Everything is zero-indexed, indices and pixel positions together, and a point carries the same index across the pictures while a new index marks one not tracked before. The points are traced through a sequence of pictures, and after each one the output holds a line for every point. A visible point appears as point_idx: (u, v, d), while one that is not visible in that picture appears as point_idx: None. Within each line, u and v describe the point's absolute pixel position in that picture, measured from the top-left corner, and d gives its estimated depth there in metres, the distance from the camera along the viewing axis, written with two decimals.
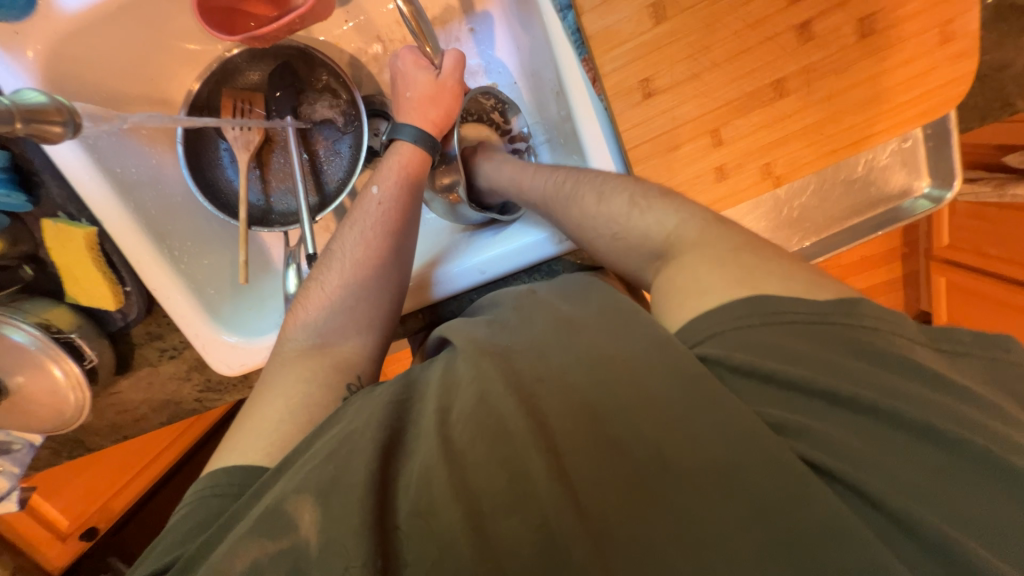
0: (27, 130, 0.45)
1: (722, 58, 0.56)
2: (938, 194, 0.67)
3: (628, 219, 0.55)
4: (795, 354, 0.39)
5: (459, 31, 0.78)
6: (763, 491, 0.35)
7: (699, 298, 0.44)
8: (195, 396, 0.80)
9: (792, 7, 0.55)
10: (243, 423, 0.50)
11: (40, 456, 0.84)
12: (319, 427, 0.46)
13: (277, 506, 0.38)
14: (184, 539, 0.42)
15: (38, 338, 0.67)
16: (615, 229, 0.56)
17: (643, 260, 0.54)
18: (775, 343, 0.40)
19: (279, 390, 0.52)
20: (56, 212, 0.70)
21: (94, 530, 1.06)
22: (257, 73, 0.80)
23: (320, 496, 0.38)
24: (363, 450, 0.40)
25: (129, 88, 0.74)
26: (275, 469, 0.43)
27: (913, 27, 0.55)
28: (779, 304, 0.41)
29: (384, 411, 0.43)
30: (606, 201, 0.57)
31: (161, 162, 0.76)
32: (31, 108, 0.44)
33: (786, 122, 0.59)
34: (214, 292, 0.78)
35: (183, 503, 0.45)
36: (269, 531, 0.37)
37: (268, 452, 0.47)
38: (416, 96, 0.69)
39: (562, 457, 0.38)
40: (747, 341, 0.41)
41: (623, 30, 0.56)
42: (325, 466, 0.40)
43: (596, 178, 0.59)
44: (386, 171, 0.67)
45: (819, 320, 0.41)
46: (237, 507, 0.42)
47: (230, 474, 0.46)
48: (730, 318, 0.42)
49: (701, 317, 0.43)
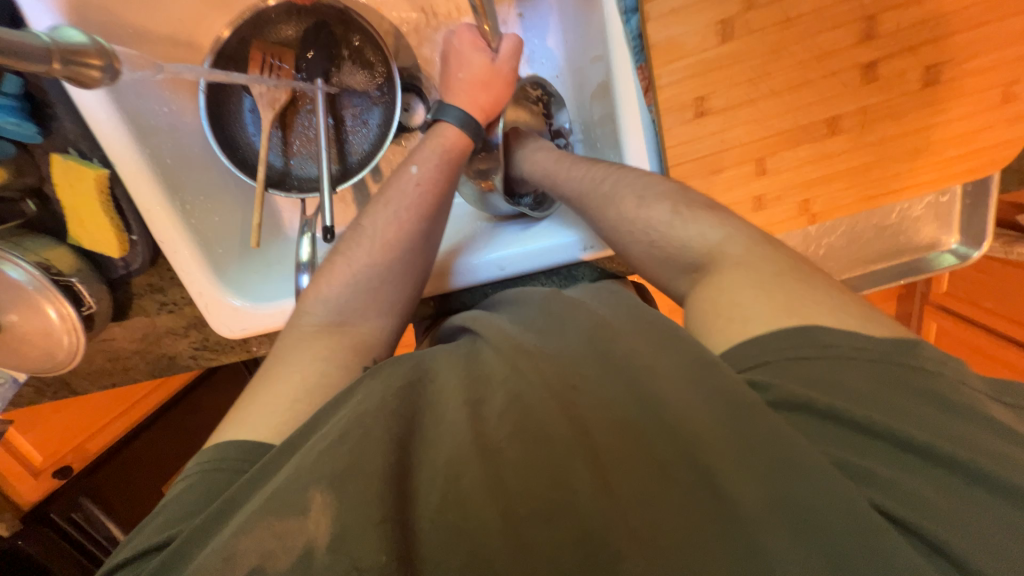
0: (65, 71, 0.43)
1: (782, 87, 0.55)
2: (964, 252, 0.67)
3: (669, 227, 0.54)
4: (848, 392, 0.38)
5: (507, 14, 0.75)
6: (800, 525, 0.33)
7: (744, 324, 0.44)
8: (191, 353, 0.78)
9: (862, 44, 0.53)
10: (256, 396, 0.50)
11: (23, 394, 0.81)
12: (333, 403, 0.45)
13: (288, 489, 0.37)
14: (186, 514, 0.42)
15: (35, 277, 0.64)
16: (652, 236, 0.55)
17: (678, 269, 0.54)
18: (826, 378, 0.39)
19: (296, 365, 0.52)
20: (67, 147, 0.67)
21: (68, 469, 1.00)
22: (292, 27, 0.76)
23: (334, 480, 0.37)
24: (377, 435, 0.39)
25: (155, 25, 0.69)
26: (281, 449, 0.42)
27: (978, 83, 0.54)
28: (830, 338, 0.41)
29: (396, 399, 0.42)
30: (643, 209, 0.56)
31: (180, 109, 0.72)
32: (69, 48, 0.43)
33: (834, 161, 0.58)
34: (222, 251, 0.75)
35: (185, 475, 0.45)
36: (283, 511, 0.36)
37: (278, 430, 0.47)
38: (469, 77, 0.67)
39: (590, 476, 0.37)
40: (791, 372, 0.40)
41: (687, 44, 0.54)
42: (336, 448, 0.39)
43: (636, 182, 0.58)
44: (427, 152, 0.64)
45: (877, 357, 0.40)
46: (244, 488, 0.41)
47: (239, 448, 0.46)
48: (776, 348, 0.42)
49: (748, 343, 0.43)
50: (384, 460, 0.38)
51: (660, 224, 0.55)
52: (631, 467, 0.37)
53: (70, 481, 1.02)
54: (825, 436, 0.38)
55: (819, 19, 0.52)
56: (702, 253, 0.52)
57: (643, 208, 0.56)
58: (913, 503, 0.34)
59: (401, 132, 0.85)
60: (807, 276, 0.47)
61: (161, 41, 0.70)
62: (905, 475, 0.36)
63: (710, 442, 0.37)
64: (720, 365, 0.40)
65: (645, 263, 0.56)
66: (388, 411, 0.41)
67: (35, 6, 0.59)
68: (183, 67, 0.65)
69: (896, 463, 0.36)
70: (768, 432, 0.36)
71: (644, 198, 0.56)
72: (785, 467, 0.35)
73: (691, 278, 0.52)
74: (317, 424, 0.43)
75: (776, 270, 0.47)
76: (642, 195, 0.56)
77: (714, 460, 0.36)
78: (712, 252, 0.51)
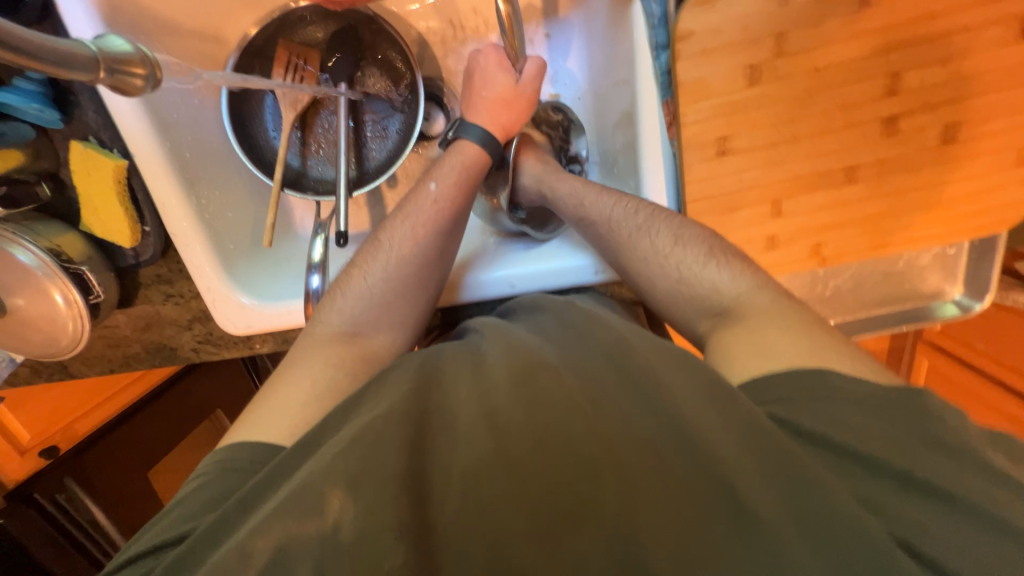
0: (110, 81, 0.42)
1: (804, 134, 0.56)
2: (967, 303, 0.68)
3: (702, 269, 0.55)
4: (859, 429, 0.40)
5: (535, 33, 0.75)
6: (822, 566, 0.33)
7: (763, 360, 0.47)
8: (193, 345, 0.78)
9: (886, 98, 0.54)
10: (267, 399, 0.50)
11: (19, 372, 0.80)
12: (342, 410, 0.45)
13: (305, 487, 0.37)
14: (196, 513, 0.42)
15: (45, 263, 0.64)
16: (682, 276, 0.56)
17: (697, 312, 0.55)
18: (839, 417, 0.41)
19: (306, 371, 0.52)
20: (87, 134, 0.67)
21: (54, 450, 0.99)
22: (320, 29, 0.75)
23: (350, 483, 0.37)
24: (390, 439, 0.39)
25: (184, 19, 0.69)
26: (294, 452, 0.42)
27: (991, 144, 0.55)
28: (841, 378, 0.43)
29: (408, 402, 0.42)
30: (678, 248, 0.57)
31: (203, 103, 0.72)
32: (116, 56, 0.42)
33: (848, 208, 0.59)
34: (233, 247, 0.75)
35: (196, 476, 0.45)
36: (298, 512, 0.36)
37: (290, 432, 0.47)
38: (492, 96, 0.68)
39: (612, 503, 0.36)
40: (811, 409, 0.42)
41: (714, 85, 0.55)
42: (351, 452, 0.38)
43: (671, 220, 0.59)
44: (446, 168, 0.65)
45: (882, 399, 0.42)
46: (257, 488, 0.40)
47: (250, 451, 0.45)
48: (795, 386, 0.44)
49: (765, 378, 0.45)
50: (398, 464, 0.38)
51: (693, 264, 0.56)
52: (649, 487, 0.37)
53: (56, 460, 0.98)
54: (844, 469, 0.38)
55: (846, 71, 0.53)
56: (730, 299, 0.53)
57: (679, 247, 0.57)
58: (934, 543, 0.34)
59: (419, 140, 0.85)
60: (819, 328, 0.50)
61: (189, 35, 0.70)
62: (930, 516, 0.35)
63: (731, 469, 0.37)
64: (737, 395, 0.43)
65: (670, 300, 0.57)
66: (403, 419, 0.41)
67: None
68: (215, 75, 0.65)
69: (913, 509, 0.36)
70: (777, 466, 0.37)
71: (680, 238, 0.57)
72: (800, 503, 0.36)
73: (709, 321, 0.54)
74: (327, 428, 0.43)
75: (803, 321, 0.49)
76: (678, 234, 0.57)
77: (734, 495, 0.36)
78: (737, 300, 0.53)
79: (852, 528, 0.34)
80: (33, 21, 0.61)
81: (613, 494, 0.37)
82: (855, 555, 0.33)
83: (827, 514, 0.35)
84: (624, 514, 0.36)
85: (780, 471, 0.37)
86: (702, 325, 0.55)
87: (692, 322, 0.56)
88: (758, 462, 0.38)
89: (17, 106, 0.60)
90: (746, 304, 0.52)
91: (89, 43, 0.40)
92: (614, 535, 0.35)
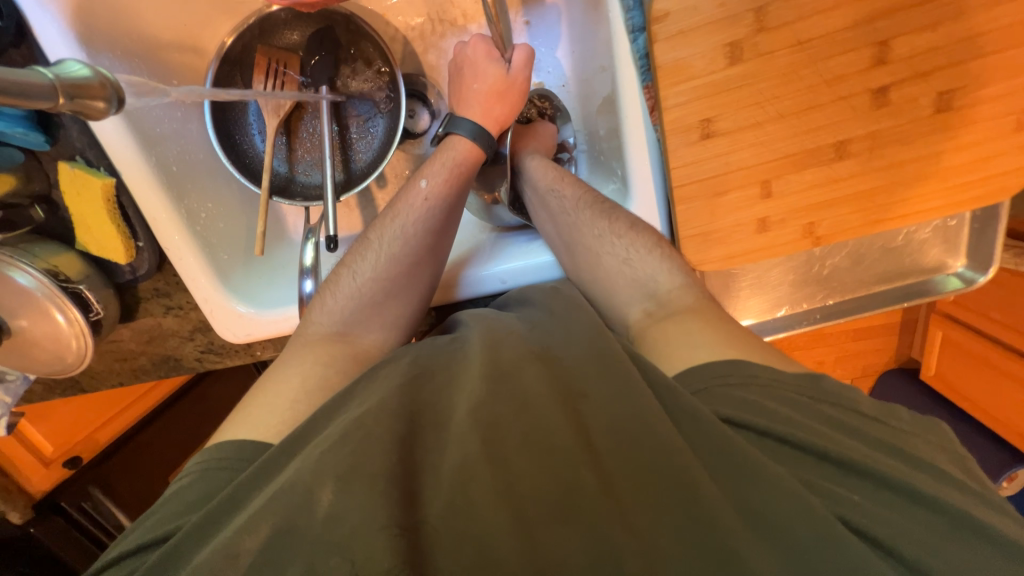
0: (71, 107, 0.40)
1: (789, 111, 0.54)
2: (970, 276, 0.66)
3: (645, 255, 0.58)
4: (797, 423, 0.41)
5: (515, 22, 0.73)
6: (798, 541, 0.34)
7: (690, 351, 0.48)
8: (196, 356, 0.80)
9: (873, 69, 0.52)
10: (255, 398, 0.51)
11: (34, 390, 0.83)
12: (331, 408, 0.45)
13: (292, 487, 0.37)
14: (183, 511, 0.42)
15: (43, 284, 0.65)
16: (627, 259, 0.59)
17: (632, 299, 0.58)
18: (749, 401, 0.42)
19: (297, 368, 0.53)
20: (74, 155, 0.68)
21: (77, 460, 1.00)
22: (297, 33, 0.75)
23: (340, 481, 0.37)
24: (379, 435, 0.39)
25: (159, 32, 0.69)
26: (282, 449, 0.43)
27: (990, 110, 0.53)
28: (758, 368, 0.45)
29: (397, 398, 0.43)
30: (631, 234, 0.59)
31: (186, 115, 0.73)
32: (75, 82, 0.40)
33: (839, 185, 0.57)
34: (228, 257, 0.76)
35: (185, 474, 0.45)
36: (285, 514, 0.36)
37: (278, 431, 0.48)
38: (484, 88, 0.66)
39: (594, 495, 0.37)
40: (729, 397, 0.43)
41: (694, 65, 0.53)
42: (340, 451, 0.39)
43: (626, 215, 0.62)
44: (437, 165, 0.64)
45: (831, 397, 0.44)
46: (243, 488, 0.41)
47: (238, 449, 0.46)
48: (714, 375, 0.45)
49: (692, 368, 0.47)
50: (387, 461, 0.38)
51: (640, 250, 0.59)
52: (630, 473, 0.38)
53: (80, 471, 1.02)
54: (808, 470, 0.39)
55: (830, 43, 0.51)
56: (659, 291, 0.56)
57: (631, 232, 0.60)
58: (892, 534, 0.35)
59: (405, 139, 0.85)
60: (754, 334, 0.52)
61: (167, 47, 0.70)
62: (886, 510, 0.37)
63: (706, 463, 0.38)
64: (672, 385, 0.43)
65: (613, 281, 0.59)
66: (393, 416, 0.41)
67: (42, 18, 0.59)
68: (188, 91, 0.63)
69: (868, 502, 0.37)
70: (747, 458, 0.38)
71: (633, 227, 0.60)
72: (764, 497, 0.36)
73: (643, 309, 0.56)
74: (318, 426, 0.44)
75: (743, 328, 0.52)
76: (633, 223, 0.60)
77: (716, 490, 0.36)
78: (668, 293, 0.56)
79: (813, 518, 0.35)
80: (9, 44, 0.61)
81: (597, 487, 0.37)
82: (834, 528, 0.34)
83: (791, 512, 0.35)
84: (617, 493, 0.37)
85: (752, 458, 0.38)
86: (631, 311, 0.57)
87: (625, 306, 0.58)
88: (731, 462, 0.38)
89: (4, 131, 0.61)
90: (676, 298, 0.55)
91: (45, 70, 0.38)
92: (597, 521, 0.36)
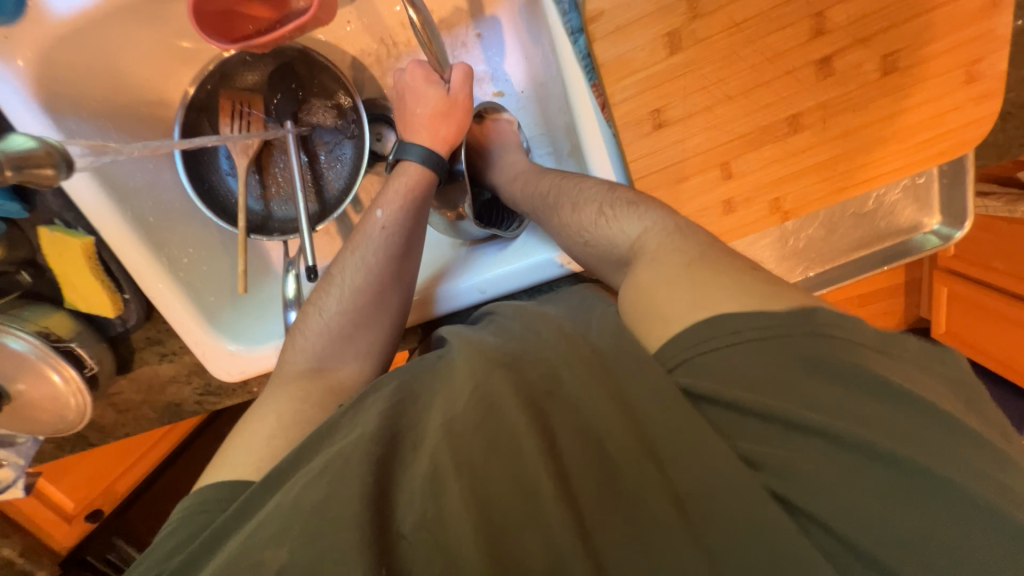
0: (19, 177, 0.42)
1: (736, 92, 0.55)
2: (947, 232, 0.66)
3: (597, 224, 0.56)
4: (789, 393, 0.38)
5: (466, 36, 0.74)
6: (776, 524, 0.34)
7: (664, 319, 0.45)
8: (195, 399, 0.81)
9: (815, 40, 0.53)
10: (233, 440, 0.52)
11: (45, 449, 0.84)
12: (316, 436, 0.45)
13: (274, 521, 0.38)
14: (169, 555, 0.43)
15: (36, 347, 0.67)
16: (587, 237, 0.57)
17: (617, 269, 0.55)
18: (723, 367, 0.40)
19: (273, 406, 0.54)
20: (52, 219, 0.70)
21: (99, 512, 1.02)
22: (255, 74, 0.77)
23: (319, 509, 0.38)
24: (359, 461, 0.40)
25: (124, 91, 0.71)
26: (264, 485, 0.43)
27: (939, 66, 0.53)
28: (719, 318, 0.42)
29: (377, 422, 0.43)
30: (577, 211, 0.58)
31: (158, 166, 0.75)
32: (20, 154, 0.41)
33: (798, 158, 0.57)
34: (214, 299, 0.78)
35: (169, 521, 0.46)
36: (272, 546, 0.37)
37: (257, 467, 0.49)
38: (427, 111, 0.67)
39: (575, 493, 0.37)
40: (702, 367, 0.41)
41: (636, 59, 0.54)
42: (320, 481, 0.39)
43: (568, 191, 0.60)
44: (392, 193, 0.65)
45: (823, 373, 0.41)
46: (222, 528, 0.42)
47: (218, 490, 0.47)
48: (682, 343, 0.42)
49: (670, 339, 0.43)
50: (366, 483, 0.39)
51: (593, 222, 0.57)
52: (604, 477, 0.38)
53: (102, 523, 1.04)
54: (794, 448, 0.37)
55: (767, 20, 0.52)
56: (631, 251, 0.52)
57: (576, 210, 0.58)
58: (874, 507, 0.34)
59: (374, 162, 0.86)
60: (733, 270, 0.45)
61: (132, 103, 0.72)
62: (882, 502, 0.34)
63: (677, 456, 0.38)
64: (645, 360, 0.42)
65: (593, 260, 0.58)
66: (371, 439, 0.42)
67: (4, 91, 0.61)
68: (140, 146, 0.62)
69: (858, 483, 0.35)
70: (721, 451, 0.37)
71: (576, 202, 0.58)
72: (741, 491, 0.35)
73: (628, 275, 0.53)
74: (300, 458, 0.44)
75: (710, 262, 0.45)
76: (574, 199, 0.59)
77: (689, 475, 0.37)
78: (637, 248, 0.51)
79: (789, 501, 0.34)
80: None
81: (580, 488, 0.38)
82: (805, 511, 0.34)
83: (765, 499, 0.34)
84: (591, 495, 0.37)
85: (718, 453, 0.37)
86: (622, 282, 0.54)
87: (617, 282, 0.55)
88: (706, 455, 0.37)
89: None
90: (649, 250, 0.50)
91: None
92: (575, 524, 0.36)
